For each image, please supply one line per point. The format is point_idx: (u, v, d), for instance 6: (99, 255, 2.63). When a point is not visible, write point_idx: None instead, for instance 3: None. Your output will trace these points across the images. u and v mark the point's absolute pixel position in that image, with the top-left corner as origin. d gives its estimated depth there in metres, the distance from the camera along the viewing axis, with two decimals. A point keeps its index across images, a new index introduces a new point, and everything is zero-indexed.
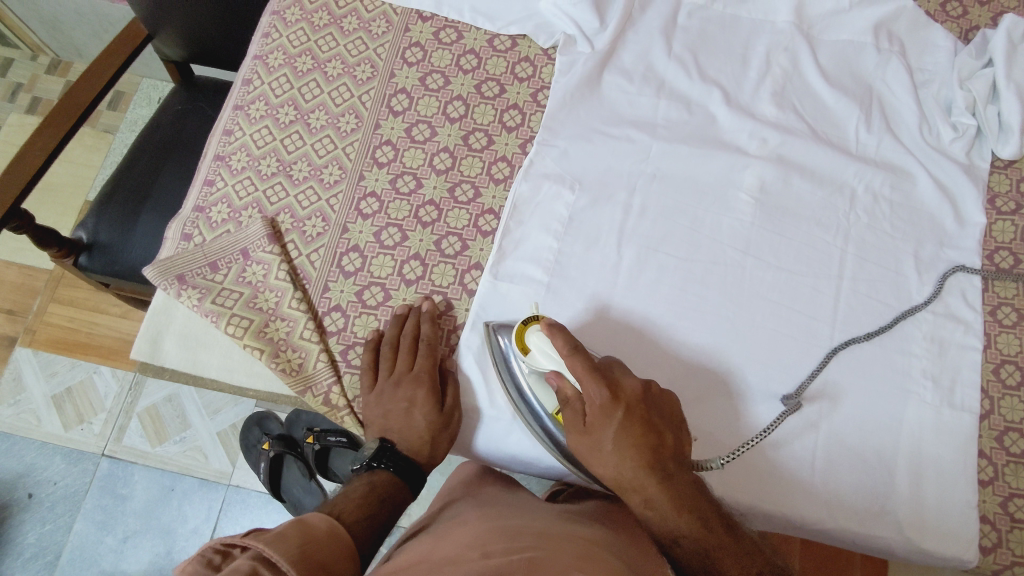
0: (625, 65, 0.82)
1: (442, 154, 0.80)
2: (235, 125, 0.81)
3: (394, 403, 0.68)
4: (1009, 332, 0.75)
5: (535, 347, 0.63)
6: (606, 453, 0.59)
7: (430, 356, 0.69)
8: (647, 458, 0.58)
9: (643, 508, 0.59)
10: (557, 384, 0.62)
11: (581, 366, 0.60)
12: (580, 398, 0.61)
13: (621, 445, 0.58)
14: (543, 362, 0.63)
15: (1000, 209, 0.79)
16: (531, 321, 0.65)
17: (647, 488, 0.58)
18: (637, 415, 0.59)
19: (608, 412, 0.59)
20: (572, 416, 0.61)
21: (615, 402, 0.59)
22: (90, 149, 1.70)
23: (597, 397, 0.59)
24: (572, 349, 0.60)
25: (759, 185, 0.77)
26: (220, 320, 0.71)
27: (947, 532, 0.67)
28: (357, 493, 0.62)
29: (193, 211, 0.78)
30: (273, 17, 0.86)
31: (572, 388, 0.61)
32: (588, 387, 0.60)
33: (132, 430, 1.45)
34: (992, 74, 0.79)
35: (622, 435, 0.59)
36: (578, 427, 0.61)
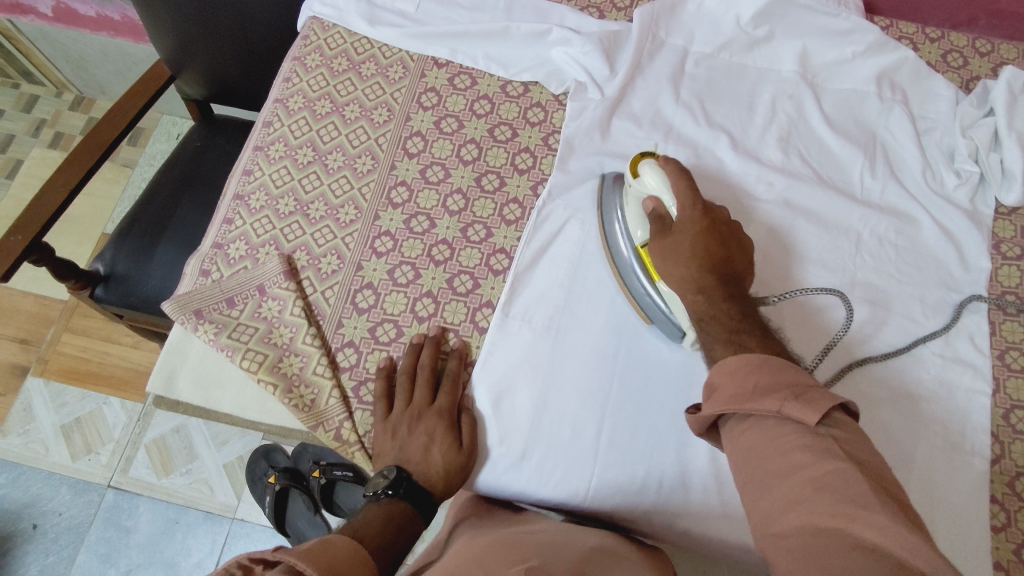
0: (634, 110, 0.85)
1: (455, 195, 0.82)
2: (255, 165, 0.84)
3: (411, 437, 0.67)
4: (1018, 376, 0.74)
5: (647, 174, 0.69)
6: (680, 253, 0.64)
7: (452, 390, 0.70)
8: (713, 267, 0.62)
9: (693, 300, 0.62)
10: (653, 205, 0.68)
11: (685, 188, 0.66)
12: (670, 214, 0.67)
13: (690, 254, 0.63)
14: (649, 186, 0.69)
15: (1005, 254, 0.80)
16: (648, 155, 0.72)
17: (703, 279, 0.62)
18: (716, 232, 0.64)
19: (696, 222, 0.65)
20: (658, 223, 0.67)
21: (703, 213, 0.65)
22: (109, 184, 1.74)
23: (688, 205, 0.66)
24: (682, 174, 0.68)
25: (766, 230, 0.79)
26: (235, 355, 0.72)
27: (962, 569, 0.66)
28: (376, 522, 0.59)
29: (211, 248, 0.80)
30: (294, 63, 0.90)
31: (666, 209, 0.67)
32: (681, 203, 0.66)
33: (139, 462, 1.45)
34: (993, 123, 0.81)
35: (696, 241, 0.64)
36: (663, 232, 0.66)
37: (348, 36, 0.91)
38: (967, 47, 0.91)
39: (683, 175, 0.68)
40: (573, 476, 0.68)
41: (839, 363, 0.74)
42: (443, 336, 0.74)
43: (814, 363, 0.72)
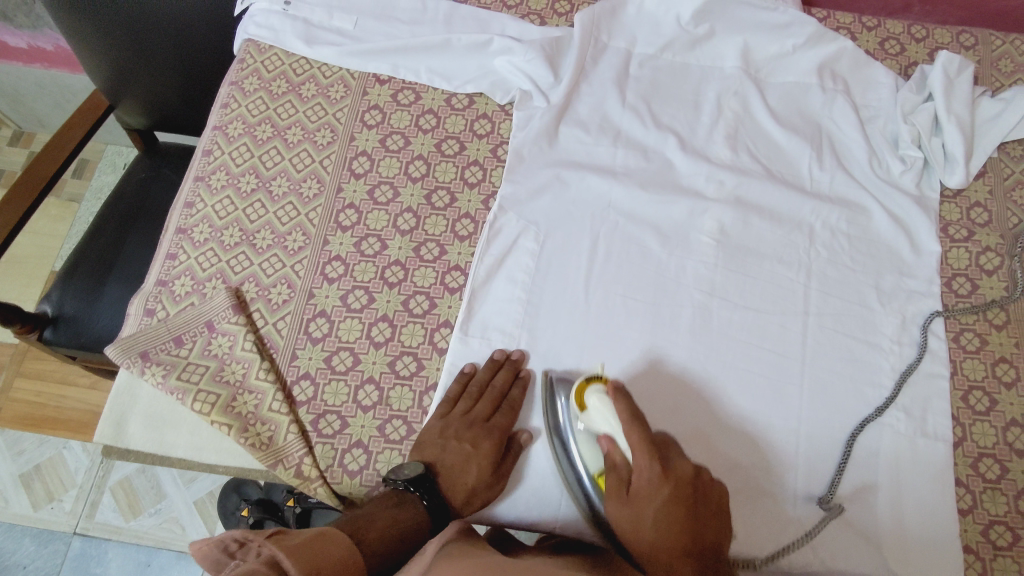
0: (581, 116, 0.84)
1: (406, 214, 0.80)
2: (196, 196, 0.81)
3: (455, 441, 0.65)
4: (974, 357, 0.75)
5: (594, 406, 0.62)
6: (645, 524, 0.56)
7: (511, 413, 0.68)
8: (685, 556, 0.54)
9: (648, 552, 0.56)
10: (607, 447, 0.61)
11: (636, 424, 0.60)
12: (626, 465, 0.60)
13: (659, 525, 0.56)
14: (598, 423, 0.62)
15: (953, 237, 0.81)
16: (594, 380, 0.65)
17: (675, 516, 0.56)
18: (683, 497, 0.57)
19: (658, 484, 0.57)
20: (615, 481, 0.59)
21: (664, 478, 0.58)
22: (55, 220, 1.68)
23: (645, 466, 0.58)
24: (633, 412, 0.61)
25: (718, 228, 0.79)
26: (186, 397, 0.69)
27: (931, 554, 0.66)
28: (379, 525, 0.57)
29: (155, 285, 0.77)
30: (231, 88, 0.87)
31: (620, 455, 0.60)
32: (637, 460, 0.58)
33: (105, 506, 1.40)
34: (933, 108, 0.83)
35: (662, 519, 0.56)
36: (619, 493, 0.59)
37: (286, 57, 0.89)
38: (903, 34, 0.93)
39: (635, 414, 0.61)
40: (544, 494, 0.67)
41: (752, 503, 0.68)
42: (523, 359, 0.71)
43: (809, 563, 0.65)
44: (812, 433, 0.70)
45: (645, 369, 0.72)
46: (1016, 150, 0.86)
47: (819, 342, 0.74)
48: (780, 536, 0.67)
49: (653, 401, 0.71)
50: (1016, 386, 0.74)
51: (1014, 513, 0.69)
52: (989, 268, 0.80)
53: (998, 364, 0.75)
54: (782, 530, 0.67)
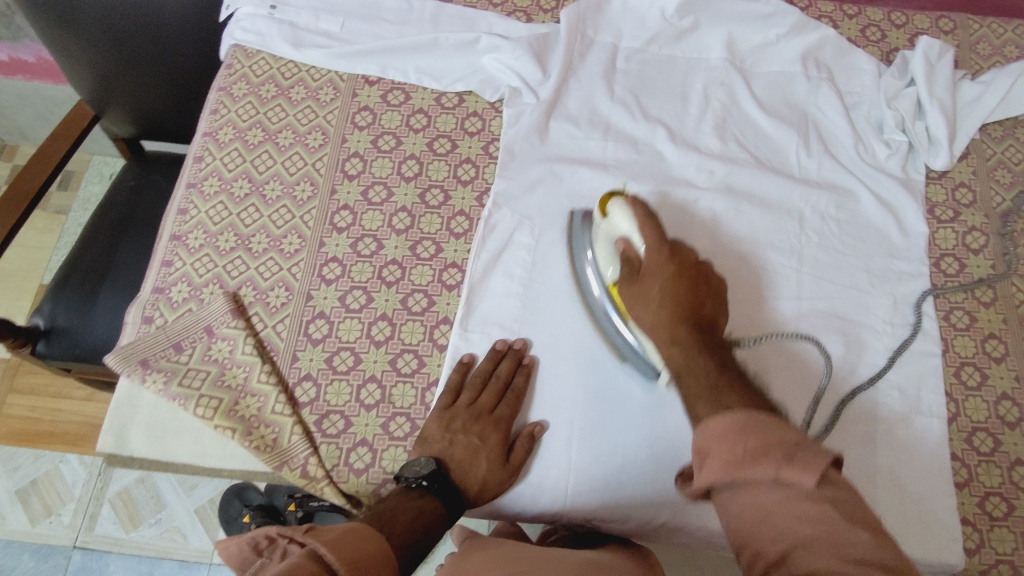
0: (571, 111, 0.85)
1: (401, 214, 0.80)
2: (189, 203, 0.81)
3: (463, 435, 0.66)
4: (964, 335, 0.77)
5: (615, 213, 0.67)
6: (651, 299, 0.62)
7: (515, 403, 0.69)
8: (690, 315, 0.60)
9: (668, 344, 0.59)
10: (623, 246, 0.66)
11: (652, 228, 0.64)
12: (638, 256, 0.65)
13: (665, 299, 0.61)
14: (617, 226, 0.67)
15: (940, 217, 0.83)
16: (616, 194, 0.70)
17: (677, 289, 0.61)
18: (687, 275, 0.62)
19: (666, 264, 0.63)
20: (627, 265, 0.65)
21: (672, 257, 0.63)
22: (42, 232, 1.67)
23: (654, 253, 0.63)
24: (649, 214, 0.65)
25: (711, 216, 0.80)
26: (188, 403, 0.69)
27: (930, 525, 0.68)
28: (406, 517, 0.56)
29: (152, 292, 0.77)
30: (220, 93, 0.87)
31: (634, 250, 0.65)
32: (649, 244, 0.64)
33: (104, 518, 1.39)
34: (916, 93, 0.84)
35: (668, 289, 0.61)
36: (632, 276, 0.64)
37: (274, 61, 0.89)
38: (883, 21, 0.94)
39: (650, 215, 0.66)
40: (551, 485, 0.68)
41: (747, 295, 0.76)
42: (526, 348, 0.72)
43: (807, 421, 0.70)
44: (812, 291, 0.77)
45: (656, 201, 0.80)
46: (998, 131, 0.88)
47: (817, 320, 0.76)
48: (769, 331, 0.75)
49: (670, 217, 0.79)
50: (1005, 361, 0.76)
51: (1008, 484, 0.70)
52: (976, 247, 0.81)
53: (987, 340, 0.77)
54: (783, 354, 0.73)
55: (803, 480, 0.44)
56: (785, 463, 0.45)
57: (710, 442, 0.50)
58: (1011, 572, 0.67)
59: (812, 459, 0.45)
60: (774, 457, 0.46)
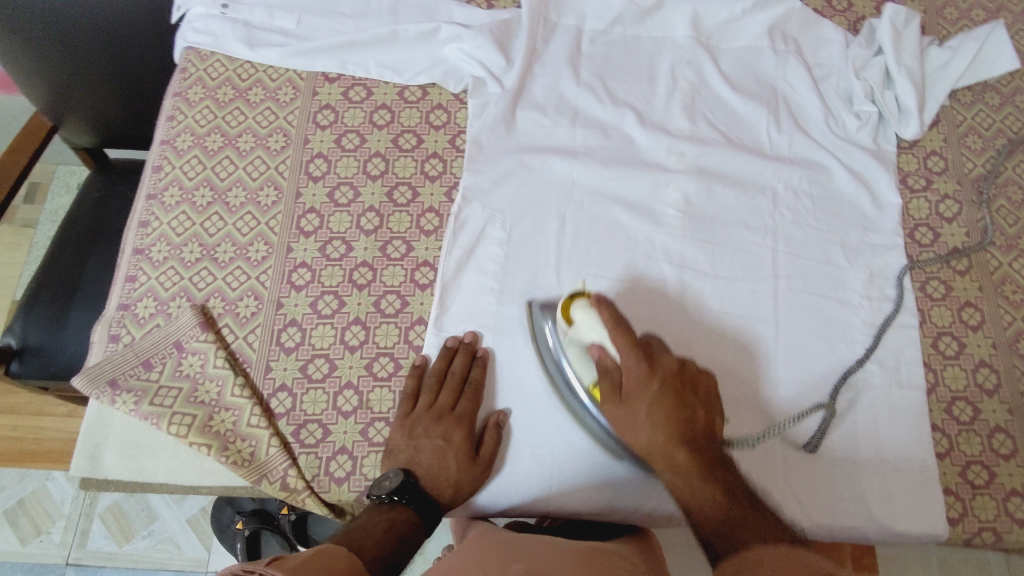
0: (537, 99, 0.84)
1: (369, 214, 0.79)
2: (150, 215, 0.78)
3: (426, 439, 0.65)
4: (940, 305, 0.77)
5: (582, 319, 0.63)
6: (641, 424, 0.60)
7: (475, 398, 0.68)
8: (681, 436, 0.59)
9: (669, 475, 0.59)
10: (599, 355, 0.62)
11: (622, 330, 0.61)
12: (618, 369, 0.62)
13: (656, 424, 0.59)
14: (586, 333, 0.63)
15: (912, 187, 0.82)
16: (577, 295, 0.65)
17: (676, 457, 0.58)
18: (671, 389, 0.60)
19: (650, 377, 0.60)
20: (608, 383, 0.62)
21: (652, 374, 0.60)
22: (10, 247, 1.63)
23: (634, 369, 0.60)
24: (616, 318, 0.61)
25: (683, 199, 0.79)
26: (161, 421, 0.68)
27: (911, 493, 0.68)
28: (377, 529, 0.57)
29: (117, 309, 0.74)
30: (175, 99, 0.84)
31: (611, 359, 0.62)
32: (626, 362, 0.61)
33: (96, 533, 1.38)
34: (884, 62, 0.84)
35: (654, 410, 0.59)
36: (614, 401, 0.61)
37: (229, 62, 0.86)
38: None
39: (619, 316, 0.62)
40: (536, 479, 0.67)
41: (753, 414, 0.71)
42: (476, 340, 0.71)
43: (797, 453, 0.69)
44: (793, 352, 0.73)
45: (627, 184, 0.79)
46: (967, 96, 0.87)
47: (793, 296, 0.75)
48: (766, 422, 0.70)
49: (644, 305, 0.74)
50: (982, 328, 0.76)
51: (988, 451, 0.71)
52: (949, 215, 0.81)
53: (964, 308, 0.77)
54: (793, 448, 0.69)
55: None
56: None
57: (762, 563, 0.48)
58: (993, 538, 0.68)
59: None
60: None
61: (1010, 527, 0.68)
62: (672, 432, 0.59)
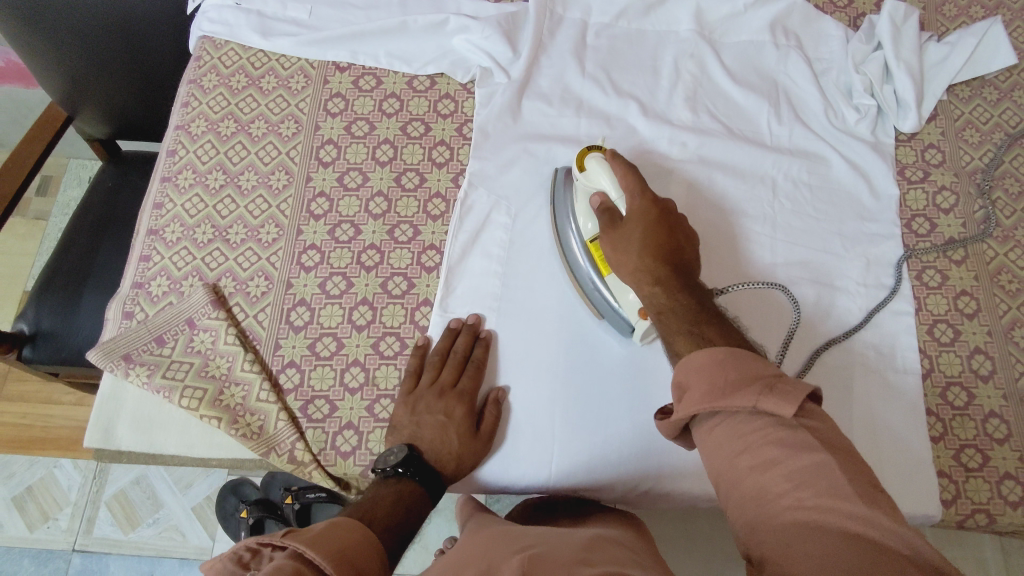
0: (542, 89, 0.86)
1: (377, 198, 0.81)
2: (165, 197, 0.81)
3: (428, 414, 0.67)
4: (936, 293, 0.78)
5: (593, 167, 0.69)
6: (632, 244, 0.63)
7: (476, 376, 0.69)
8: (669, 258, 0.62)
9: (649, 288, 0.61)
10: (601, 200, 0.67)
11: (631, 180, 0.66)
12: (619, 207, 0.66)
13: (642, 252, 0.62)
14: (594, 179, 0.69)
15: (910, 179, 0.84)
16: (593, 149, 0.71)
17: (658, 269, 0.61)
18: (665, 222, 0.64)
19: (646, 211, 0.65)
20: (606, 213, 0.66)
21: (652, 204, 0.65)
22: (23, 239, 1.66)
23: (636, 197, 0.65)
24: (628, 167, 0.67)
25: (685, 188, 0.81)
26: (172, 394, 0.69)
27: (903, 473, 0.69)
28: (386, 501, 0.58)
29: (131, 288, 0.76)
30: (190, 86, 0.87)
31: (614, 202, 0.67)
32: (629, 193, 0.66)
33: (102, 520, 1.39)
34: (883, 57, 0.85)
35: (648, 236, 0.63)
36: (612, 224, 0.65)
37: (243, 52, 0.89)
38: None
39: (629, 166, 0.68)
40: (536, 457, 0.69)
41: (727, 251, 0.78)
42: (479, 322, 0.73)
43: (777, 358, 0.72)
44: (786, 266, 0.78)
45: None
46: (965, 91, 0.89)
47: (793, 285, 0.77)
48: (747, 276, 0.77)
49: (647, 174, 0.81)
50: (977, 316, 0.77)
51: (982, 436, 0.72)
52: (946, 207, 0.82)
53: (959, 297, 0.78)
54: (766, 300, 0.76)
55: (781, 409, 0.47)
56: (764, 395, 0.48)
57: (690, 377, 0.52)
58: (987, 520, 0.69)
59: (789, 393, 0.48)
60: (754, 388, 0.48)
61: (1003, 509, 0.69)
62: (661, 243, 0.62)
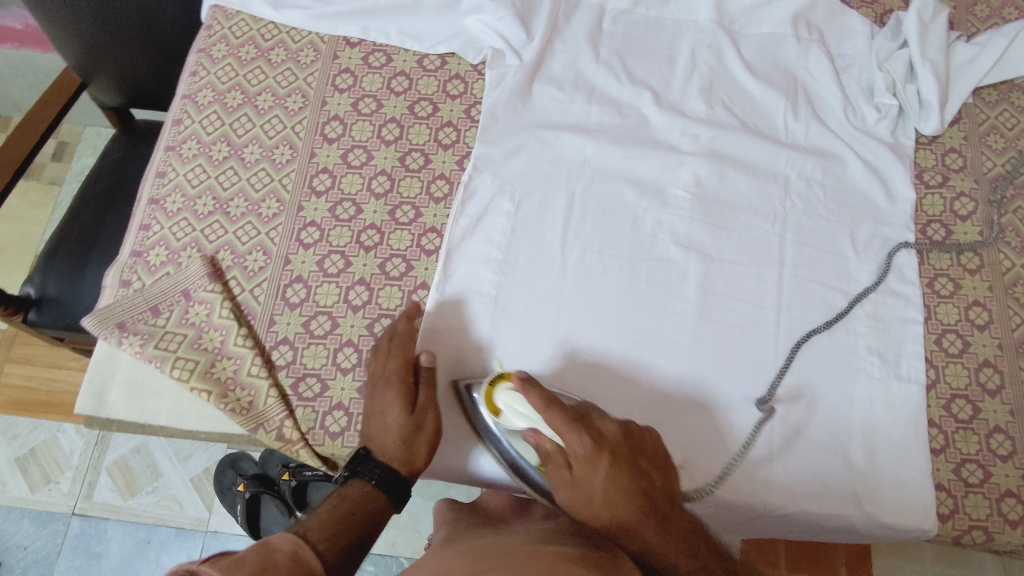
0: (555, 74, 0.84)
1: (380, 177, 0.79)
2: (168, 165, 0.80)
3: (372, 408, 0.65)
4: (947, 302, 0.76)
5: (505, 408, 0.61)
6: (594, 494, 0.57)
7: (404, 355, 0.67)
8: (641, 502, 0.57)
9: (631, 544, 0.56)
10: (534, 439, 0.59)
11: (557, 412, 0.58)
12: (561, 450, 0.58)
13: (611, 492, 0.57)
14: (515, 420, 0.61)
15: (928, 183, 0.81)
16: (499, 378, 0.63)
17: (643, 531, 0.56)
18: (623, 460, 0.58)
19: (599, 461, 0.57)
20: (557, 470, 0.58)
21: (600, 449, 0.58)
22: (36, 204, 1.67)
23: (581, 444, 0.57)
24: (549, 400, 0.58)
25: (694, 181, 0.79)
26: (164, 365, 0.69)
27: (907, 472, 0.68)
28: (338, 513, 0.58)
29: (130, 256, 0.76)
30: (199, 55, 0.86)
31: (550, 441, 0.59)
32: (569, 438, 0.58)
33: (102, 486, 1.41)
34: (908, 55, 0.83)
35: (612, 483, 0.57)
36: (561, 474, 0.58)
37: (254, 22, 0.88)
38: None
39: (550, 399, 0.59)
40: None
41: (690, 424, 0.70)
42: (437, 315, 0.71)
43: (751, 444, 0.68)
44: (789, 338, 0.73)
45: (637, 163, 0.79)
46: (991, 95, 0.86)
47: (802, 282, 0.75)
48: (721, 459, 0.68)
49: (586, 376, 0.70)
50: (988, 328, 0.75)
51: (985, 451, 0.70)
52: (963, 213, 0.80)
53: (971, 307, 0.76)
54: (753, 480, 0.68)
55: None
56: None
57: None
58: (984, 537, 0.67)
59: None
60: None
61: (1001, 527, 0.67)
62: (630, 498, 0.57)
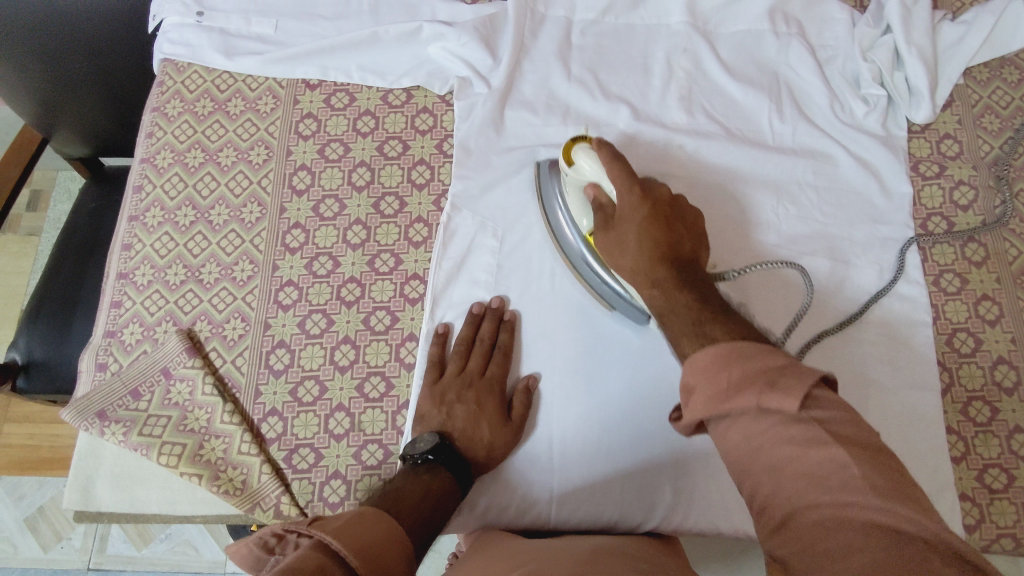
0: (526, 96, 0.80)
1: (355, 227, 0.76)
2: (133, 237, 0.77)
3: (458, 403, 0.64)
4: (955, 299, 0.73)
5: (583, 162, 0.64)
6: (629, 245, 0.59)
7: (503, 363, 0.67)
8: (666, 254, 0.57)
9: (648, 293, 0.56)
10: (593, 193, 0.63)
11: (619, 167, 0.61)
12: (613, 204, 0.62)
13: (643, 241, 0.58)
14: (586, 175, 0.64)
15: (924, 174, 0.78)
16: (580, 138, 0.66)
17: (657, 272, 0.56)
18: (662, 215, 0.59)
19: (643, 208, 0.60)
20: (602, 216, 0.62)
21: (645, 198, 0.60)
22: (18, 257, 1.64)
23: (629, 193, 0.60)
24: (617, 158, 0.62)
25: (683, 195, 0.75)
26: (151, 452, 0.67)
27: (926, 490, 0.66)
28: (413, 494, 0.53)
29: (104, 337, 0.73)
30: (154, 114, 0.82)
31: (607, 197, 0.62)
32: (619, 184, 0.61)
33: (115, 538, 1.32)
34: (892, 41, 0.79)
35: (644, 231, 0.58)
36: (605, 224, 0.61)
37: (207, 73, 0.83)
38: None
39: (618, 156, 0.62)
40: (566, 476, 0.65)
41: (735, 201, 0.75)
42: (503, 304, 0.71)
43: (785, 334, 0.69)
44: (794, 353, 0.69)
45: None
46: (982, 74, 0.82)
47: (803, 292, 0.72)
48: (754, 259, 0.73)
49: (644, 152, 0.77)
50: (1000, 323, 0.72)
51: (1007, 454, 0.67)
52: (963, 203, 0.77)
53: (980, 302, 0.73)
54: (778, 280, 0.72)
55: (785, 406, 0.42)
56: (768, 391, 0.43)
57: (694, 378, 0.47)
58: (1013, 545, 0.65)
59: (794, 385, 0.42)
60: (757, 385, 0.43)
61: None
62: (659, 243, 0.58)
